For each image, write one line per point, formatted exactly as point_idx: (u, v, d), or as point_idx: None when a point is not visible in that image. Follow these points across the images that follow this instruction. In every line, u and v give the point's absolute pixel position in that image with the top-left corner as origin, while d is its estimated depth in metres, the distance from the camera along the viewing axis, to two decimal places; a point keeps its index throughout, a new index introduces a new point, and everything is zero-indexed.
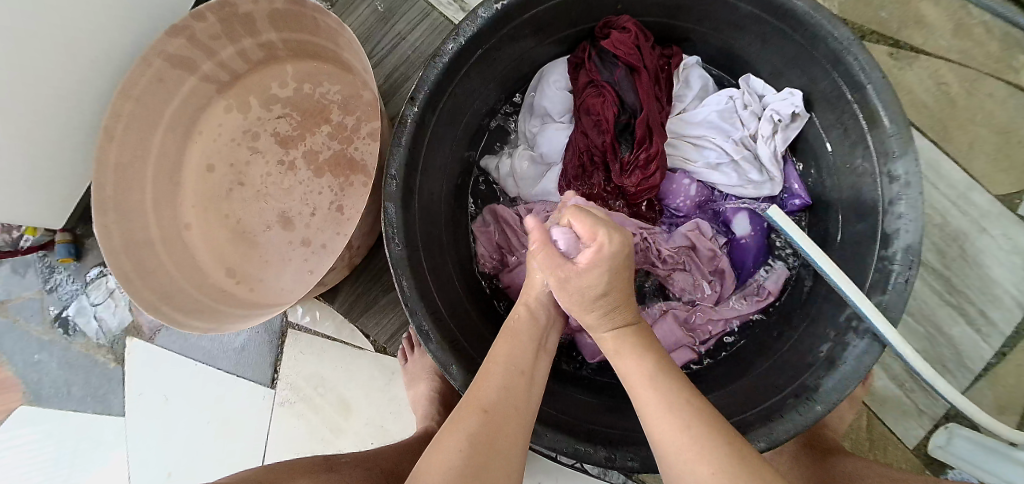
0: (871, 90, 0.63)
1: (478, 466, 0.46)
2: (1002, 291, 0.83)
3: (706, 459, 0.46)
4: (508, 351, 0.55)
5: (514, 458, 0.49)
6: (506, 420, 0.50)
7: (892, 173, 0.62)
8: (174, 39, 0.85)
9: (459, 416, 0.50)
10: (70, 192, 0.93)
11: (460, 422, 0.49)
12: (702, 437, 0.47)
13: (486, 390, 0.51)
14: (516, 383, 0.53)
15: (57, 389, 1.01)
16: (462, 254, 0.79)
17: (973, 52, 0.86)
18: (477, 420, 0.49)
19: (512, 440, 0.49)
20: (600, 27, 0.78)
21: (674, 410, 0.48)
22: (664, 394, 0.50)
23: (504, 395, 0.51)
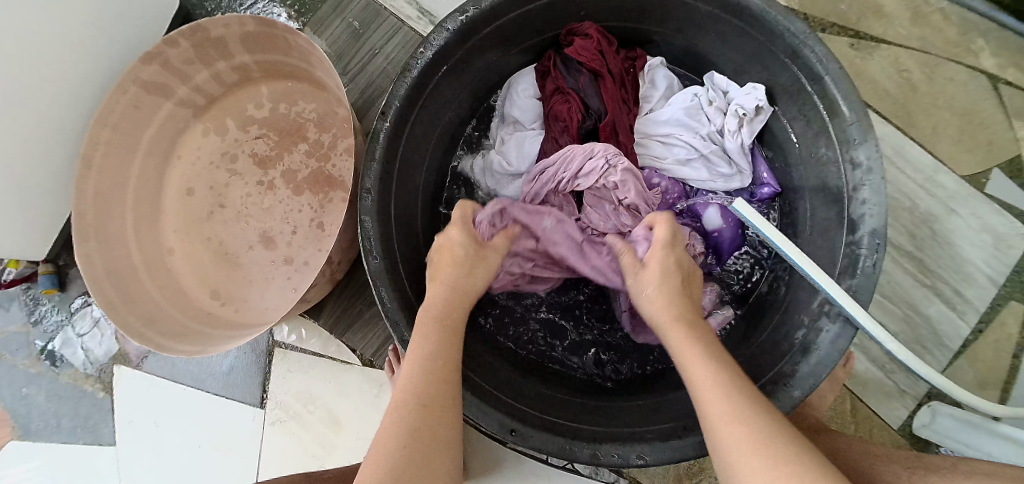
0: (829, 81, 0.64)
1: (412, 462, 0.48)
2: (974, 269, 0.85)
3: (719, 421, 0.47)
4: (431, 345, 0.56)
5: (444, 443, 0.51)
6: (436, 418, 0.51)
7: (855, 160, 0.64)
8: (148, 66, 0.85)
9: (386, 423, 0.51)
10: (51, 223, 0.93)
11: (388, 422, 0.50)
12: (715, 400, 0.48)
13: (409, 388, 0.52)
14: (437, 374, 0.54)
15: (46, 422, 1.00)
16: None
17: (931, 39, 0.89)
18: (407, 420, 0.50)
19: (444, 427, 0.51)
20: (565, 34, 0.80)
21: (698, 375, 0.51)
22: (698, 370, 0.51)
23: (429, 393, 0.52)
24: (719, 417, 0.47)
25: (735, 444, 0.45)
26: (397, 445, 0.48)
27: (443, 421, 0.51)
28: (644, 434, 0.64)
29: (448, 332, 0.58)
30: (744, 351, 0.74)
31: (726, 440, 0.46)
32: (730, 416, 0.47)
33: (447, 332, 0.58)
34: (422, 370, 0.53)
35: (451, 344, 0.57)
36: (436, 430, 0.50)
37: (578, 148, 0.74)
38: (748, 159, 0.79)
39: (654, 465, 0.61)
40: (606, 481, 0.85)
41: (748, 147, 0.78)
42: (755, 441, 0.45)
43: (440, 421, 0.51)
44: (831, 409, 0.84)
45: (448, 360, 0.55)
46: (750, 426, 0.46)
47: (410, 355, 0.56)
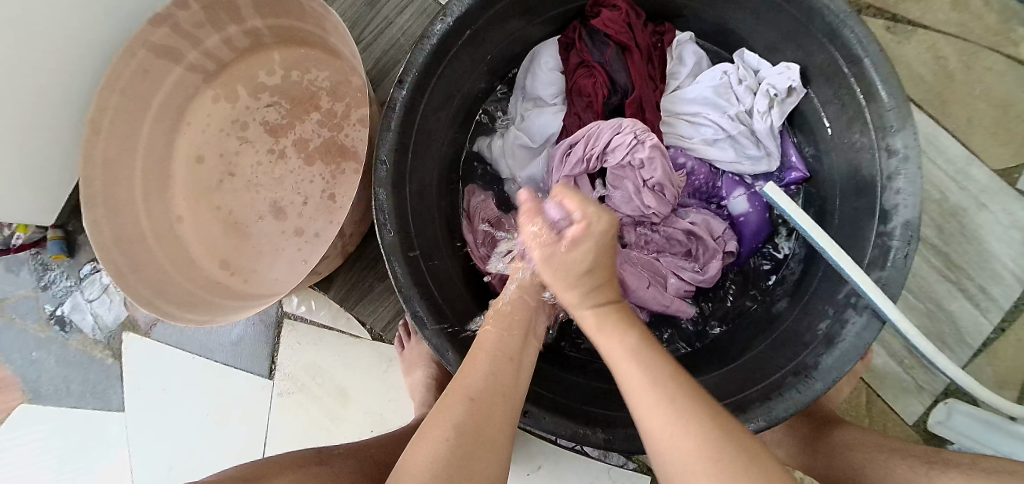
0: (868, 63, 0.61)
1: (463, 451, 0.46)
2: (1001, 265, 0.82)
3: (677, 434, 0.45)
4: (497, 338, 0.56)
5: (504, 443, 0.49)
6: (488, 410, 0.49)
7: (891, 148, 0.62)
8: (157, 28, 0.83)
9: (446, 402, 0.50)
10: (59, 188, 0.92)
11: (442, 408, 0.49)
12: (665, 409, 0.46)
13: (471, 376, 0.52)
14: (504, 367, 0.54)
15: (56, 386, 1.01)
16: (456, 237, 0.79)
17: (972, 24, 0.85)
18: (464, 405, 0.49)
19: (501, 424, 0.49)
20: (590, 6, 0.77)
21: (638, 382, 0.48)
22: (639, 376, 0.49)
23: (488, 384, 0.51)
24: (645, 406, 0.47)
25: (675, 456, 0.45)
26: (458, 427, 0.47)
27: (510, 421, 0.50)
28: None
29: (522, 336, 0.58)
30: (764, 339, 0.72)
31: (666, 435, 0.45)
32: (664, 420, 0.45)
33: (515, 331, 0.58)
34: (490, 361, 0.53)
35: (522, 345, 0.57)
36: (495, 420, 0.49)
37: (593, 125, 0.74)
38: (777, 142, 0.76)
39: None
40: (614, 464, 0.85)
41: (778, 129, 0.76)
42: (700, 452, 0.44)
43: (495, 411, 0.50)
44: (846, 401, 0.83)
45: (510, 353, 0.55)
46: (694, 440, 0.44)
47: (477, 346, 0.56)
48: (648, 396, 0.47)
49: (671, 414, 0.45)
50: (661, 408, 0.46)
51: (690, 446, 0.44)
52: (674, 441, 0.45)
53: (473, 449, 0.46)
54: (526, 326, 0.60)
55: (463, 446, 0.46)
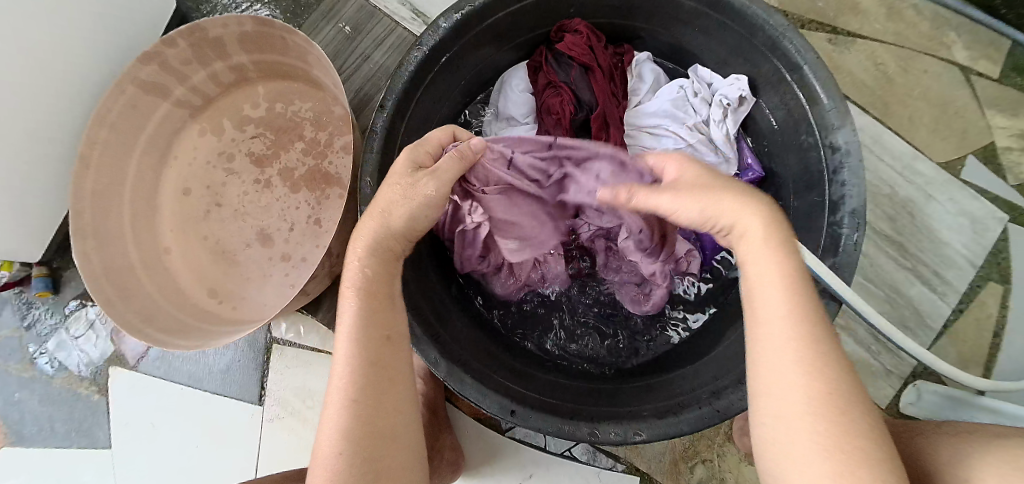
0: (807, 69, 0.67)
1: (367, 455, 0.48)
2: (954, 252, 0.88)
3: (792, 381, 0.42)
4: (360, 349, 0.51)
5: (403, 421, 0.51)
6: (381, 403, 0.50)
7: (834, 144, 0.67)
8: (146, 66, 0.87)
9: (331, 410, 0.50)
10: (46, 224, 0.94)
11: (331, 414, 0.50)
12: (793, 360, 0.43)
13: (345, 377, 0.50)
14: (382, 372, 0.51)
15: (40, 426, 1.00)
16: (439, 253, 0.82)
17: (905, 34, 0.93)
18: (358, 427, 0.48)
19: (396, 410, 0.51)
20: (554, 32, 0.83)
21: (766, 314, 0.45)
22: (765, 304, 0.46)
23: (376, 379, 0.51)
24: (766, 369, 0.44)
25: (790, 395, 0.42)
26: (359, 435, 0.48)
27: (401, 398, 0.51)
28: (641, 413, 0.65)
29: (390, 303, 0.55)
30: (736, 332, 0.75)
31: (797, 414, 0.41)
32: (792, 362, 0.43)
33: (375, 323, 0.53)
34: (360, 372, 0.50)
35: (388, 320, 0.53)
36: (393, 405, 0.51)
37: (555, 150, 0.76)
38: (734, 147, 0.81)
39: (651, 441, 0.62)
40: (603, 467, 0.86)
41: (733, 135, 0.82)
42: (820, 411, 0.41)
43: (390, 412, 0.50)
44: None
45: (372, 354, 0.51)
46: (805, 393, 0.42)
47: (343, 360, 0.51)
48: (799, 362, 0.43)
49: (819, 393, 0.41)
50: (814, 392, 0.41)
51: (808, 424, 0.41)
52: (805, 416, 0.41)
53: (375, 451, 0.48)
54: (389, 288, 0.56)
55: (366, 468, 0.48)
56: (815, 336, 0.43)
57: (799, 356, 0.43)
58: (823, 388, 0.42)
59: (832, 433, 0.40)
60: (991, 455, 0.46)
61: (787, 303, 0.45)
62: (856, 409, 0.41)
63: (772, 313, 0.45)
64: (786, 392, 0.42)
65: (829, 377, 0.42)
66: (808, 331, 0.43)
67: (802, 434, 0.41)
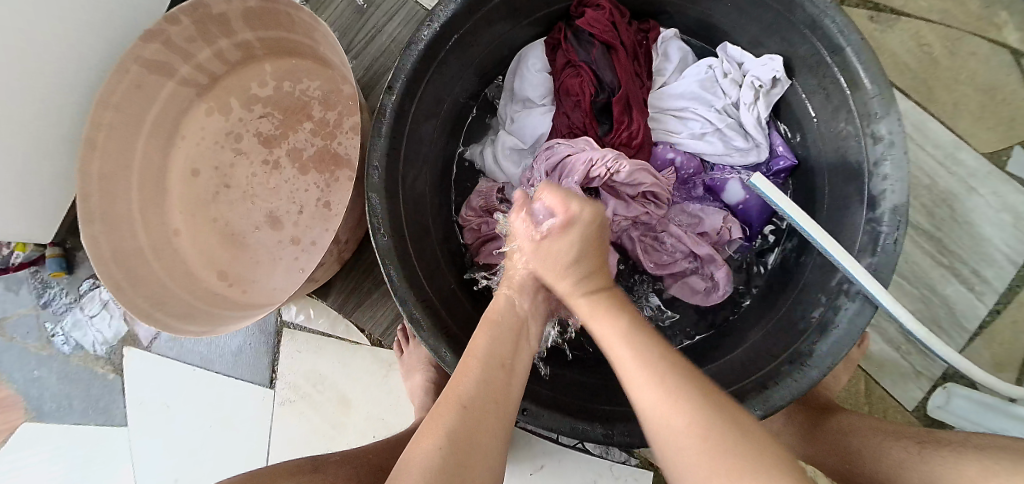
0: (850, 52, 0.62)
1: (457, 456, 0.48)
2: (994, 249, 0.83)
3: (666, 411, 0.47)
4: (487, 346, 0.56)
5: (496, 444, 0.51)
6: (486, 414, 0.52)
7: (876, 134, 0.62)
8: (150, 43, 0.84)
9: (439, 411, 0.52)
10: (56, 205, 0.93)
11: (435, 419, 0.51)
12: (663, 390, 0.48)
13: (467, 385, 0.53)
14: (494, 377, 0.54)
15: (58, 403, 1.01)
16: (450, 242, 0.80)
17: (954, 12, 0.86)
18: (463, 415, 0.51)
19: (490, 426, 0.51)
20: (575, 6, 0.78)
21: (623, 359, 0.52)
22: (620, 352, 0.52)
23: (486, 391, 0.53)
24: (649, 405, 0.48)
25: (673, 427, 0.47)
26: (452, 434, 0.49)
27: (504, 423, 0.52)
28: None
29: (513, 338, 0.59)
30: (759, 330, 0.73)
31: (666, 426, 0.47)
32: (658, 394, 0.48)
33: (495, 330, 0.59)
34: (480, 371, 0.54)
35: (512, 347, 0.58)
36: (491, 420, 0.51)
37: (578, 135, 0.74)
38: (765, 133, 0.77)
39: None
40: (616, 461, 0.85)
41: (764, 119, 0.77)
42: (694, 427, 0.46)
43: (487, 421, 0.51)
44: (845, 389, 0.84)
45: (500, 361, 0.56)
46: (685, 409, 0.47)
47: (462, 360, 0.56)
48: (649, 381, 0.49)
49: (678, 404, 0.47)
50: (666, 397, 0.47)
51: (684, 431, 0.46)
52: (675, 429, 0.46)
53: (464, 452, 0.49)
54: (518, 324, 0.60)
55: (458, 456, 0.48)
56: (649, 356, 0.51)
57: (665, 387, 0.48)
58: (691, 405, 0.47)
59: (709, 446, 0.45)
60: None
61: (632, 355, 0.52)
62: (712, 411, 0.47)
63: (618, 357, 0.52)
64: (665, 416, 0.47)
65: (677, 384, 0.48)
66: (642, 355, 0.51)
67: (696, 461, 0.45)
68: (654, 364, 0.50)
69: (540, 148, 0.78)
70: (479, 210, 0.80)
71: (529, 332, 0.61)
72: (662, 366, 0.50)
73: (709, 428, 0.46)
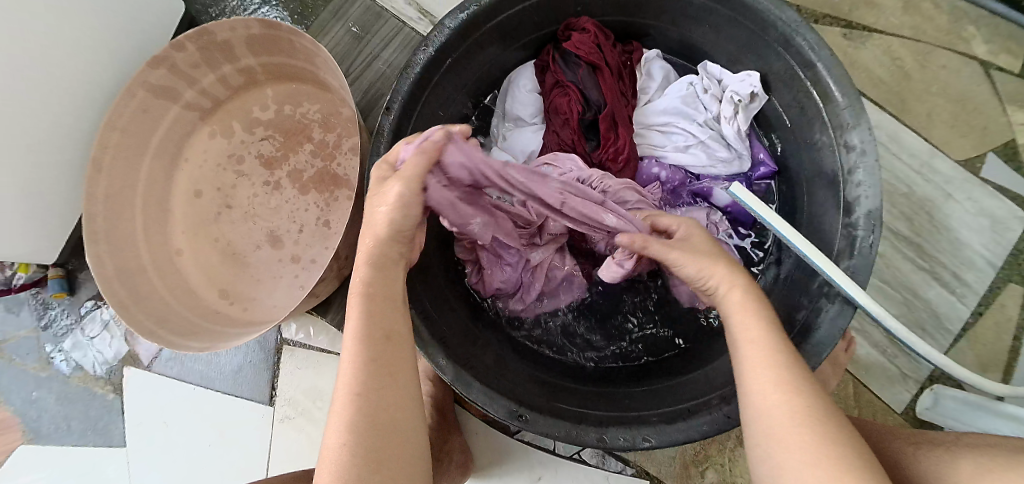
0: (821, 67, 0.66)
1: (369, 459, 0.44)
2: (973, 252, 0.86)
3: (773, 401, 0.45)
4: (363, 325, 0.48)
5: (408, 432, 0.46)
6: (383, 409, 0.46)
7: (848, 143, 0.66)
8: (156, 70, 0.88)
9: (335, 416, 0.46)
10: (61, 227, 0.95)
11: (332, 426, 0.46)
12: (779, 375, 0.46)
13: (350, 376, 0.46)
14: (387, 349, 0.48)
15: (57, 425, 1.02)
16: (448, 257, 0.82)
17: (923, 28, 0.90)
18: (355, 418, 0.45)
19: (397, 415, 0.46)
20: (562, 30, 0.82)
21: (748, 333, 0.50)
22: (746, 323, 0.50)
23: (373, 381, 0.46)
24: (761, 386, 0.46)
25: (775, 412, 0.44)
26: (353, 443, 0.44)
27: (399, 404, 0.46)
28: (650, 418, 0.65)
29: (392, 308, 0.51)
30: None
31: (772, 409, 0.44)
32: (772, 379, 0.46)
33: (383, 296, 0.51)
34: (369, 355, 0.47)
35: (397, 320, 0.51)
36: (388, 412, 0.46)
37: (563, 155, 0.77)
38: (746, 144, 0.80)
39: (659, 447, 0.61)
40: (612, 471, 0.86)
41: (745, 132, 0.80)
42: (799, 414, 0.43)
43: (398, 399, 0.47)
44: (835, 393, 0.85)
45: (389, 330, 0.49)
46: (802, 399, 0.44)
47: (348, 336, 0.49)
48: (771, 374, 0.46)
49: (794, 395, 0.44)
50: (781, 386, 0.45)
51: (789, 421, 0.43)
52: (784, 415, 0.44)
53: (378, 458, 0.44)
54: (390, 290, 0.52)
55: (377, 449, 0.44)
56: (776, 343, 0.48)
57: (782, 371, 0.46)
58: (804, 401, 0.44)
59: (815, 439, 0.42)
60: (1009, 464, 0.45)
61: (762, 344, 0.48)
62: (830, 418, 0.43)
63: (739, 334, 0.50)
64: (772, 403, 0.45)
65: (795, 371, 0.46)
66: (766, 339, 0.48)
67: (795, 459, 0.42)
68: (774, 353, 0.47)
69: (531, 166, 0.81)
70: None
71: (400, 287, 0.53)
72: (784, 353, 0.47)
73: (820, 421, 0.43)
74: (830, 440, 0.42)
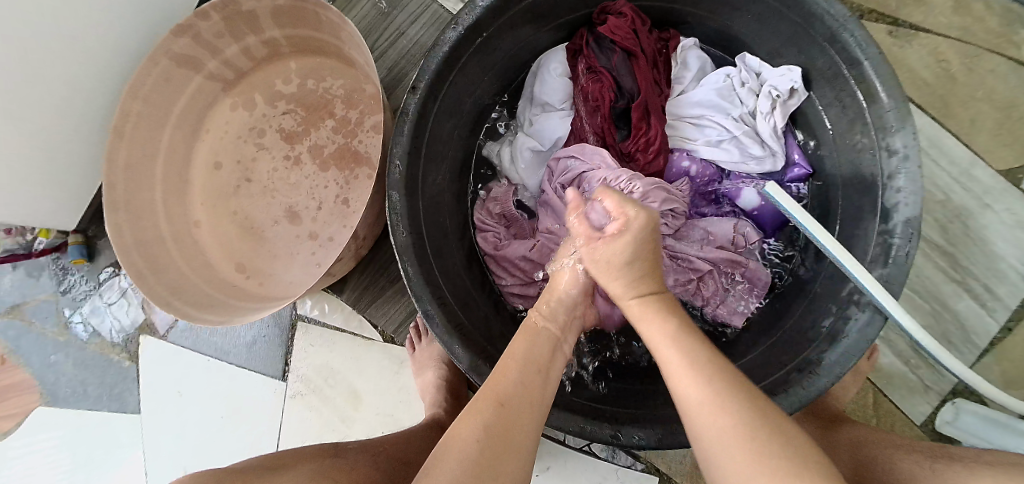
0: (868, 65, 0.63)
1: (491, 447, 0.48)
2: (1008, 266, 0.83)
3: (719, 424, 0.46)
4: (525, 348, 0.57)
5: (528, 445, 0.50)
6: (519, 410, 0.51)
7: (891, 147, 0.63)
8: (179, 38, 0.86)
9: (479, 401, 0.51)
10: (81, 193, 0.95)
11: (473, 408, 0.51)
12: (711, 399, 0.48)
13: (509, 377, 0.53)
14: (535, 377, 0.55)
15: (74, 388, 1.03)
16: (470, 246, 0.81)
17: (973, 29, 0.86)
18: (496, 405, 0.51)
19: (526, 424, 0.51)
20: (597, 13, 0.79)
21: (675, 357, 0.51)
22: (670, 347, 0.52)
23: (522, 385, 0.53)
24: (699, 410, 0.48)
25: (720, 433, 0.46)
26: (478, 429, 0.49)
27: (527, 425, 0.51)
28: (667, 417, 0.63)
29: (549, 344, 0.59)
30: (770, 338, 0.73)
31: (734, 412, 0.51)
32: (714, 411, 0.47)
33: (541, 335, 0.60)
34: (520, 370, 0.54)
35: (549, 352, 0.59)
36: (521, 420, 0.51)
37: (590, 148, 0.76)
38: (781, 143, 0.78)
39: (676, 447, 0.60)
40: (622, 465, 0.85)
41: (781, 129, 0.78)
42: (741, 432, 0.46)
43: (526, 412, 0.51)
44: (853, 401, 0.84)
45: (542, 364, 0.56)
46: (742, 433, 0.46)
47: (509, 354, 0.57)
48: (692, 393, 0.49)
49: (718, 415, 0.47)
50: (715, 410, 0.47)
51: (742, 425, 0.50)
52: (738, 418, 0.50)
53: (497, 447, 0.48)
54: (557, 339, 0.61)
55: (497, 442, 0.48)
56: (695, 359, 0.50)
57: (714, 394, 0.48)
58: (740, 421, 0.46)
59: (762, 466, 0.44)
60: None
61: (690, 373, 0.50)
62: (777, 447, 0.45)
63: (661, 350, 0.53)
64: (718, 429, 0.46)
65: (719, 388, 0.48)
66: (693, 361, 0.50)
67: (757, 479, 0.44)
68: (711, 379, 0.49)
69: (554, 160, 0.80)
70: (495, 216, 0.82)
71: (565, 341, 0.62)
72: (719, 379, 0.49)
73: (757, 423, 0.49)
74: (762, 449, 0.45)
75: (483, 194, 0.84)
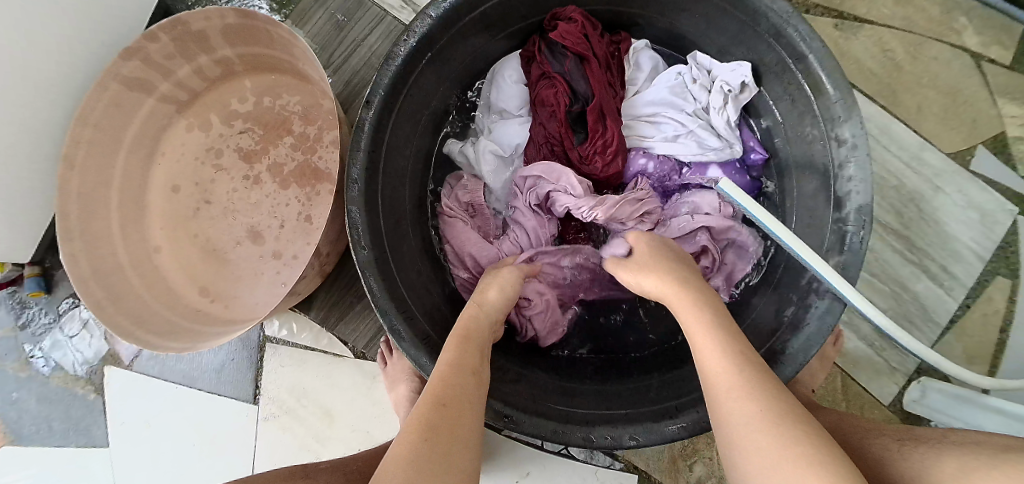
0: (813, 59, 0.64)
1: (429, 455, 0.46)
2: (962, 246, 0.85)
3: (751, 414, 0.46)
4: (453, 354, 0.56)
5: (469, 446, 0.49)
6: (453, 417, 0.49)
7: (839, 137, 0.64)
8: (128, 61, 0.84)
9: (413, 416, 0.49)
10: (34, 224, 0.92)
11: (407, 423, 0.49)
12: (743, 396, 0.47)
13: (437, 387, 0.52)
14: (465, 381, 0.53)
15: (38, 426, 0.99)
16: (434, 258, 0.80)
17: (914, 18, 0.89)
18: (429, 415, 0.49)
19: (466, 428, 0.50)
20: (548, 19, 0.80)
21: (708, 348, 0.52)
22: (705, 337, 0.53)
23: (453, 393, 0.51)
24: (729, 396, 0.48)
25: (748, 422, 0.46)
26: (414, 442, 0.47)
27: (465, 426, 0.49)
28: (637, 416, 0.64)
29: (479, 347, 0.58)
30: (736, 330, 0.74)
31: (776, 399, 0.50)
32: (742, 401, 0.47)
33: (473, 339, 0.59)
34: (448, 376, 0.53)
35: (478, 354, 0.57)
36: (457, 428, 0.49)
37: (555, 167, 0.76)
38: (735, 133, 0.79)
39: (648, 445, 0.61)
40: (601, 465, 0.85)
41: (735, 122, 0.79)
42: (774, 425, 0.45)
43: (461, 419, 0.50)
44: (823, 387, 0.85)
45: (473, 367, 0.55)
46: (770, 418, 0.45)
47: (439, 362, 0.56)
48: (723, 382, 0.49)
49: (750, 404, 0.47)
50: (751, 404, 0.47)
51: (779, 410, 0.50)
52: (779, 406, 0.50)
53: (437, 458, 0.46)
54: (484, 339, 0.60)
55: (434, 452, 0.46)
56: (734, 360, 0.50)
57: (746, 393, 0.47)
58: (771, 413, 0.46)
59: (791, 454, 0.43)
60: (993, 461, 0.44)
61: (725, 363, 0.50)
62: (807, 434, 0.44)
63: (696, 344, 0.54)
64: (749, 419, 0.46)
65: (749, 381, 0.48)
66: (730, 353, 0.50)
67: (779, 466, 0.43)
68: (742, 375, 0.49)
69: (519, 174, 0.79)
70: (463, 205, 0.82)
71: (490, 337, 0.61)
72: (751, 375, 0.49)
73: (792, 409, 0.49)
74: (799, 442, 0.43)
75: (450, 185, 0.83)
